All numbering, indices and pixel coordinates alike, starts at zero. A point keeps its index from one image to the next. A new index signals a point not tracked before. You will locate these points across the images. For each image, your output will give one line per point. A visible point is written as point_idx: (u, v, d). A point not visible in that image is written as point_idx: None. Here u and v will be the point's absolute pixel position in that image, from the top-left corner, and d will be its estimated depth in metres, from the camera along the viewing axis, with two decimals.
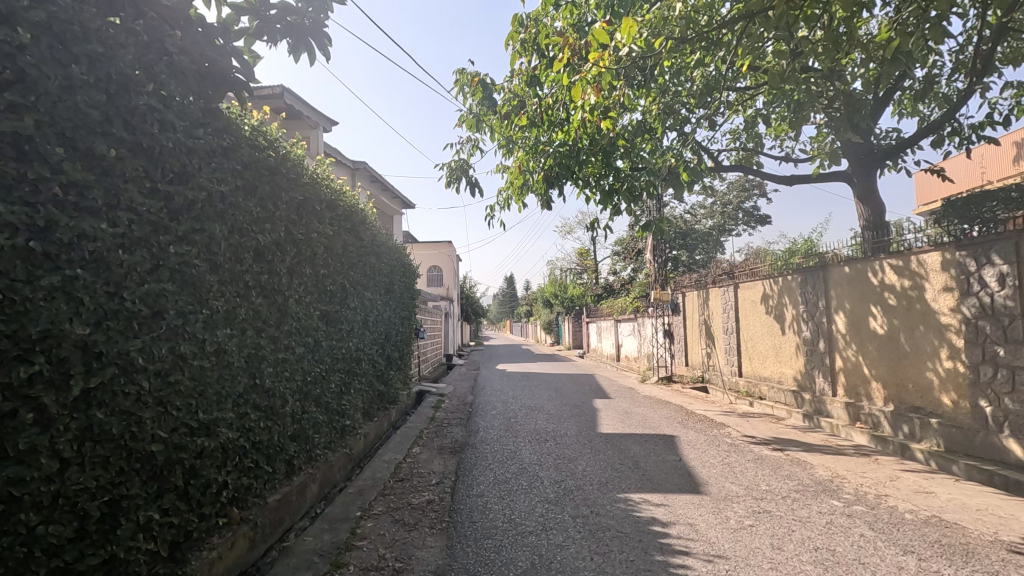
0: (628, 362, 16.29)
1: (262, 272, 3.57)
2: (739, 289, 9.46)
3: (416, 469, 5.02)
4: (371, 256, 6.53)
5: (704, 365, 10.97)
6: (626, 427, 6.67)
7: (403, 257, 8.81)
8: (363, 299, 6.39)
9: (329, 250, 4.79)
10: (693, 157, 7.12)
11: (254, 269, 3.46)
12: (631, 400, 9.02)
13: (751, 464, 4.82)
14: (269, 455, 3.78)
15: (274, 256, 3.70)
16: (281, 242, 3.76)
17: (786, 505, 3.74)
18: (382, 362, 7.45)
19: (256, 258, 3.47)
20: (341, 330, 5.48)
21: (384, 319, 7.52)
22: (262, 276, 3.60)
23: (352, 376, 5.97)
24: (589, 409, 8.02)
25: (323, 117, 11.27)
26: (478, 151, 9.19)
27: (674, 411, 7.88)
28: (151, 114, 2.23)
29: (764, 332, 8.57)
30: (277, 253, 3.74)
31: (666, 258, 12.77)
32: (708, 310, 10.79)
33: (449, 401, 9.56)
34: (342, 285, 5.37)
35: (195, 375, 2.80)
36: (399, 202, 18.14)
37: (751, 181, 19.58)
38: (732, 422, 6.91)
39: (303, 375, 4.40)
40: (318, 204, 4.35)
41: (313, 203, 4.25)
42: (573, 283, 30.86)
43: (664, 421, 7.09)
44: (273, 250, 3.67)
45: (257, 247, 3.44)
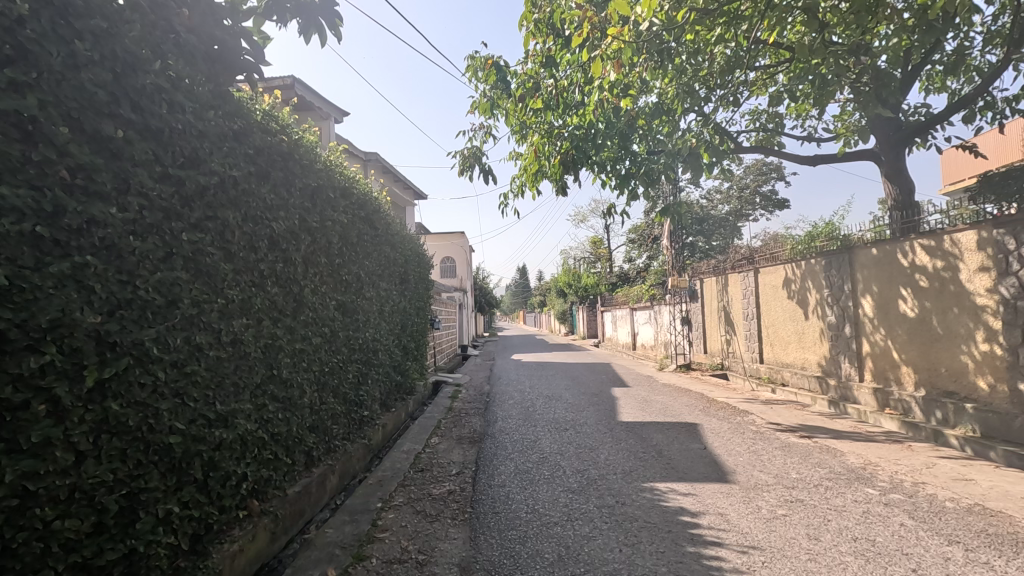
0: (645, 350, 16.14)
1: (277, 261, 3.50)
2: (760, 274, 9.26)
3: (436, 459, 4.96)
4: (386, 245, 6.46)
5: (723, 352, 10.80)
6: (647, 415, 6.56)
7: (417, 247, 8.74)
8: (379, 289, 6.33)
9: (344, 238, 4.73)
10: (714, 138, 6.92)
11: (269, 258, 3.39)
12: (650, 389, 8.90)
13: (779, 452, 4.69)
14: (288, 447, 3.73)
15: (289, 244, 3.64)
16: (296, 231, 3.70)
17: (819, 493, 3.62)
18: (399, 352, 7.41)
19: (270, 246, 3.41)
20: (357, 320, 5.44)
21: (399, 310, 7.46)
22: (278, 265, 3.53)
23: (369, 366, 5.93)
24: (608, 397, 7.92)
25: (334, 108, 11.19)
26: (491, 138, 9.08)
27: (695, 398, 7.75)
28: (159, 95, 2.14)
29: (786, 317, 8.38)
30: (292, 241, 3.67)
31: (682, 245, 12.56)
32: (727, 296, 10.59)
33: (466, 391, 9.52)
34: (357, 274, 5.31)
35: (211, 366, 2.75)
36: (412, 192, 18.10)
37: (770, 165, 19.15)
38: (756, 410, 6.76)
39: (321, 366, 4.35)
40: (332, 192, 4.28)
41: (327, 190, 4.18)
42: (587, 272, 30.67)
43: (685, 408, 6.97)
44: (288, 238, 3.61)
45: (271, 235, 3.37)
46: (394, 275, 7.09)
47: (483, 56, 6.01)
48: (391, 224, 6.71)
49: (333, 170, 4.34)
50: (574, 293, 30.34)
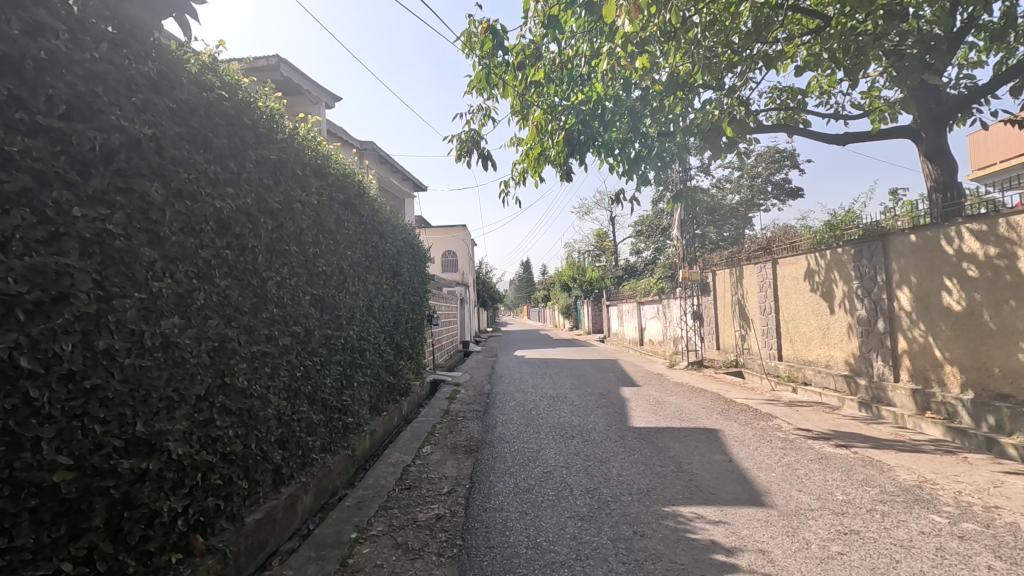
0: (653, 346, 15.54)
1: (226, 247, 2.93)
2: (778, 265, 8.65)
3: (425, 474, 4.40)
4: (373, 234, 5.87)
5: (737, 348, 10.21)
6: (661, 419, 5.98)
7: (411, 237, 8.16)
8: (366, 283, 5.76)
9: (318, 225, 4.15)
10: (740, 109, 6.26)
11: (216, 243, 2.83)
12: (661, 388, 8.30)
13: (816, 465, 4.11)
14: (247, 467, 3.18)
15: (243, 229, 3.06)
16: (252, 212, 3.12)
17: (875, 522, 3.04)
18: (390, 351, 6.84)
19: (217, 229, 2.84)
20: (339, 315, 4.87)
21: (390, 304, 6.90)
22: (228, 252, 2.96)
23: (355, 366, 5.37)
24: (616, 399, 7.34)
25: (325, 92, 10.62)
26: (490, 122, 8.48)
27: (710, 399, 7.16)
28: (10, 10, 1.64)
29: (808, 312, 7.78)
30: (247, 224, 3.10)
31: (693, 236, 11.92)
32: (742, 289, 9.97)
33: (464, 391, 8.96)
34: (337, 265, 4.74)
35: (130, 377, 2.19)
36: (410, 183, 17.56)
37: (783, 152, 18.43)
38: (779, 412, 6.18)
39: (292, 369, 3.80)
40: (300, 169, 3.70)
41: (293, 167, 3.59)
42: (591, 266, 30.05)
43: (702, 411, 6.38)
44: (241, 222, 3.04)
45: (217, 215, 2.80)
46: (384, 269, 6.52)
47: (479, 20, 5.39)
48: (379, 213, 6.13)
49: (301, 144, 3.75)
50: (578, 287, 29.74)
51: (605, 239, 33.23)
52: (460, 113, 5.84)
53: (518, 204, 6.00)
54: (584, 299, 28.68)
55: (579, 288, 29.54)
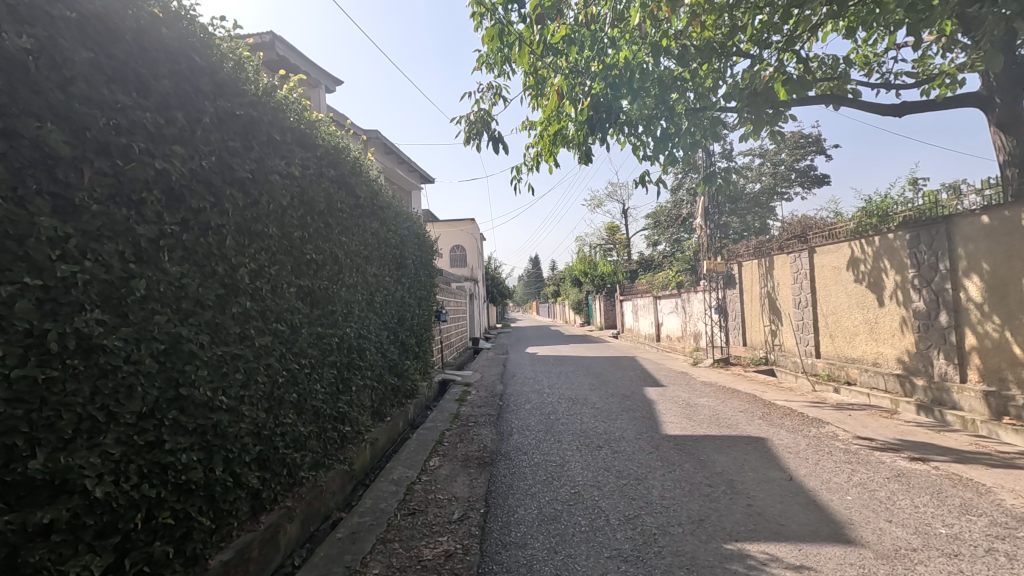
0: (672, 342, 14.87)
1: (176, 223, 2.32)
2: (815, 255, 7.96)
3: (432, 494, 3.79)
4: (372, 221, 5.26)
5: (767, 345, 9.52)
6: (696, 426, 5.33)
7: (417, 227, 7.54)
8: (365, 274, 5.16)
9: (304, 204, 3.54)
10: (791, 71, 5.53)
11: (158, 216, 2.21)
12: (689, 388, 7.65)
13: (897, 487, 3.44)
14: (212, 498, 2.59)
15: (199, 202, 2.44)
16: (211, 183, 2.52)
17: (1002, 569, 2.37)
18: (394, 350, 6.24)
19: (159, 199, 2.22)
20: (333, 311, 4.26)
21: (394, 298, 6.30)
22: (180, 232, 2.36)
23: (353, 369, 4.77)
24: (642, 401, 6.70)
25: (325, 75, 10.08)
26: (501, 101, 7.84)
27: (746, 401, 6.51)
28: None
29: (852, 304, 7.09)
30: (206, 199, 2.49)
31: (718, 225, 11.21)
32: (773, 281, 9.27)
33: (475, 392, 8.36)
34: (329, 253, 4.13)
35: (23, 396, 1.65)
36: (418, 174, 16.99)
37: (807, 137, 17.60)
38: (829, 416, 5.52)
39: (273, 374, 3.20)
40: (277, 135, 3.09)
41: (268, 132, 2.98)
42: (604, 260, 29.33)
43: (740, 416, 5.72)
44: (196, 193, 2.42)
45: (165, 182, 2.20)
46: (386, 260, 5.90)
47: None
48: (380, 197, 5.53)
49: (280, 105, 3.14)
50: (590, 281, 29.07)
51: (618, 232, 32.48)
52: (472, 91, 5.78)
53: (530, 192, 5.95)
54: (596, 294, 28.00)
55: (591, 282, 28.83)
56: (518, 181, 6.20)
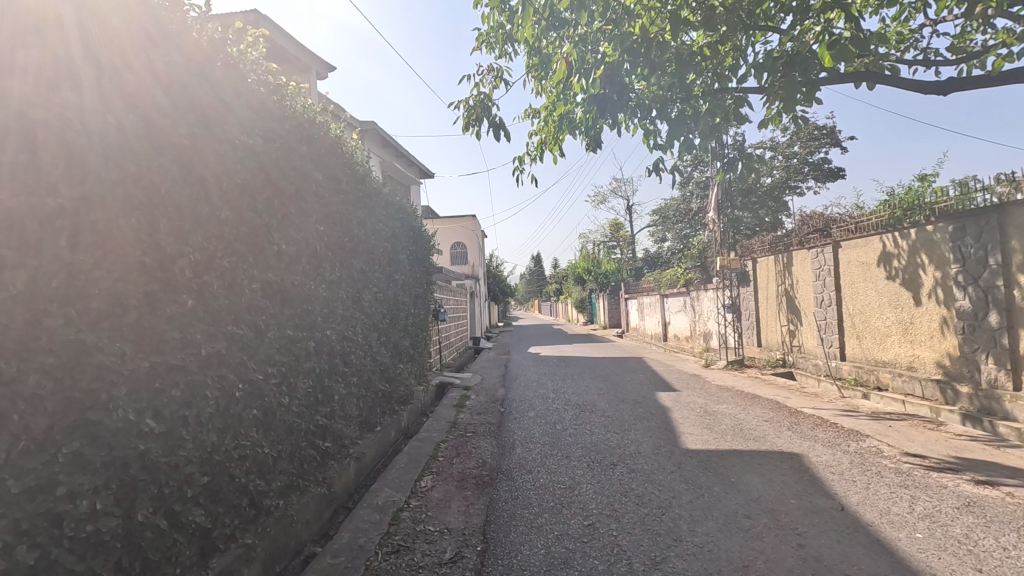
0: (681, 342, 14.32)
1: (69, 195, 1.80)
2: (840, 250, 7.39)
3: (421, 525, 3.25)
4: (358, 210, 4.71)
5: (785, 345, 8.96)
6: (719, 438, 4.78)
7: (412, 220, 7.01)
8: (350, 270, 4.61)
9: (268, 185, 3.02)
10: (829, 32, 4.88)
11: (43, 187, 1.73)
12: (704, 393, 7.10)
13: (973, 521, 2.88)
14: (137, 547, 2.07)
15: (102, 172, 1.92)
16: (118, 145, 1.99)
17: None
18: (385, 353, 5.70)
19: (45, 164, 1.74)
20: (308, 311, 3.73)
21: (385, 296, 5.75)
22: (102, 215, 1.91)
23: (336, 376, 4.24)
24: (656, 409, 6.15)
25: (316, 60, 9.54)
26: (503, 84, 7.28)
27: (769, 409, 5.96)
28: None
29: (885, 303, 6.53)
30: (115, 168, 1.97)
31: (731, 219, 10.63)
32: (791, 279, 8.70)
33: (475, 396, 7.83)
34: (302, 245, 3.60)
35: None
36: (417, 168, 16.46)
37: (822, 129, 16.97)
38: (866, 427, 4.97)
39: (228, 388, 2.68)
40: (218, 97, 2.60)
41: (199, 91, 2.47)
42: (607, 258, 28.80)
43: (766, 427, 5.17)
44: (92, 156, 1.89)
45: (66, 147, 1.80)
46: (376, 255, 5.36)
47: None
48: (368, 184, 4.99)
49: (218, 61, 2.64)
50: (593, 279, 28.50)
51: (622, 229, 31.90)
52: (468, 75, 5.41)
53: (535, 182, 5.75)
54: (599, 292, 27.44)
55: (594, 280, 28.26)
56: (518, 175, 5.84)
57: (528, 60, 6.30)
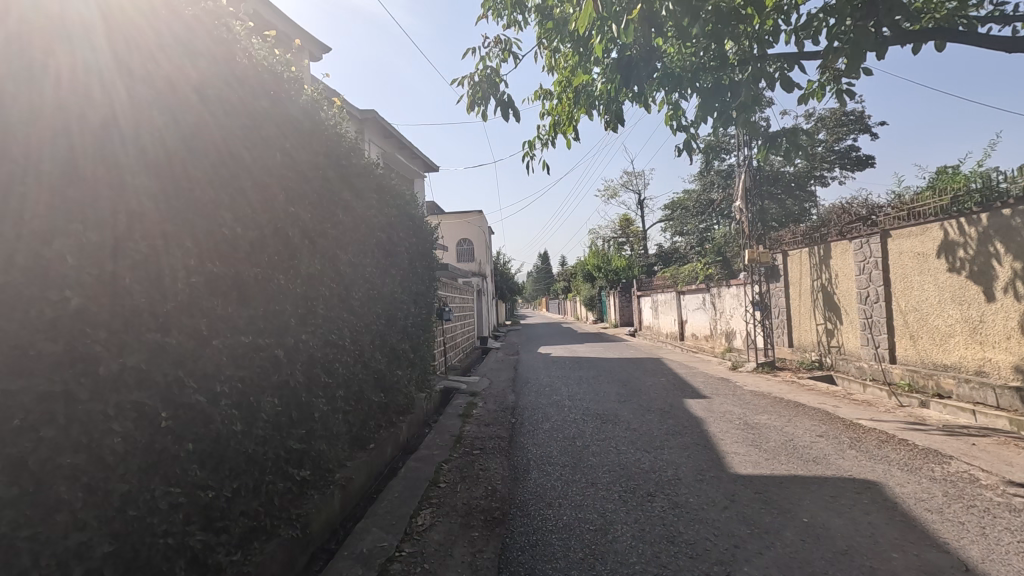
0: (700, 341, 13.54)
1: (104, 190, 1.84)
2: (889, 240, 6.62)
3: None
4: (344, 192, 4.01)
5: (822, 346, 8.17)
6: (771, 459, 4.05)
7: (412, 209, 6.30)
8: (334, 264, 3.92)
9: (283, 171, 3.05)
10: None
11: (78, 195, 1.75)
12: (738, 401, 6.35)
13: None
14: None
15: (135, 165, 1.96)
16: (150, 137, 2.06)
17: None
18: (381, 359, 5.02)
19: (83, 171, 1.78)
20: (276, 311, 3.03)
21: (380, 294, 5.06)
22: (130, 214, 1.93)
23: (315, 388, 3.55)
24: (688, 420, 5.41)
25: (312, 41, 8.88)
26: (511, 58, 6.55)
27: (819, 420, 5.21)
28: None
29: (945, 299, 5.78)
30: (149, 158, 2.04)
31: (759, 209, 9.84)
32: (829, 273, 7.93)
33: (483, 403, 7.12)
34: (266, 230, 2.90)
35: None
36: (422, 161, 15.76)
37: (849, 114, 16.17)
38: (943, 445, 4.21)
39: (150, 416, 1.99)
40: (237, 90, 2.66)
41: (220, 88, 2.53)
42: (619, 254, 28.02)
43: (823, 444, 4.42)
44: (125, 153, 1.93)
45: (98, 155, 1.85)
46: (368, 246, 4.66)
47: None
48: (357, 163, 4.29)
49: (234, 52, 2.67)
50: (603, 276, 27.76)
51: (632, 225, 31.11)
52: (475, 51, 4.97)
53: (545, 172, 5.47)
54: (610, 289, 26.71)
55: (605, 277, 27.50)
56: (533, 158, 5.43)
57: (542, 25, 5.58)
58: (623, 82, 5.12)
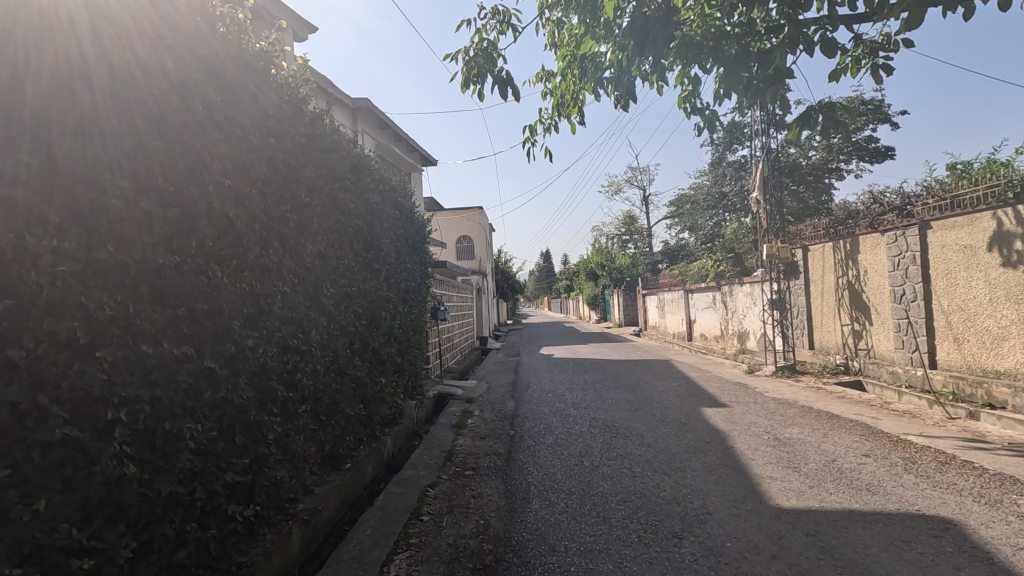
0: (710, 342, 12.88)
1: (79, 194, 1.75)
2: (928, 233, 6.00)
3: None
4: (310, 170, 3.39)
5: (848, 349, 7.52)
6: (814, 485, 3.43)
7: (400, 197, 5.68)
8: (297, 256, 3.31)
9: (253, 140, 2.73)
10: None
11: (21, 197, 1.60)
12: (762, 410, 5.71)
13: None
14: None
15: (114, 167, 1.88)
16: (131, 137, 1.96)
17: None
18: (361, 366, 4.42)
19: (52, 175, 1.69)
20: (210, 312, 2.42)
21: (361, 292, 4.47)
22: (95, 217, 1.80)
23: (269, 405, 2.94)
24: (710, 434, 4.78)
25: (297, 20, 8.26)
26: (510, 31, 5.92)
27: (860, 435, 4.57)
28: None
29: (997, 297, 5.14)
30: (128, 159, 1.94)
31: (778, 202, 9.16)
32: (857, 269, 7.28)
33: (479, 412, 6.50)
34: (200, 209, 2.34)
35: None
36: (419, 153, 15.15)
37: (868, 104, 15.50)
38: (1019, 469, 3.56)
39: None
40: (225, 89, 2.54)
41: (207, 86, 2.42)
42: (623, 252, 27.37)
43: (873, 466, 3.79)
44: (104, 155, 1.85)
45: (74, 158, 1.76)
46: (343, 236, 4.05)
47: None
48: (329, 138, 3.68)
49: (224, 51, 2.57)
50: (607, 274, 27.10)
51: (637, 221, 30.43)
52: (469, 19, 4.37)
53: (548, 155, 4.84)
54: (614, 287, 26.05)
55: (609, 275, 26.83)
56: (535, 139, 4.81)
57: None
58: (636, 51, 4.48)
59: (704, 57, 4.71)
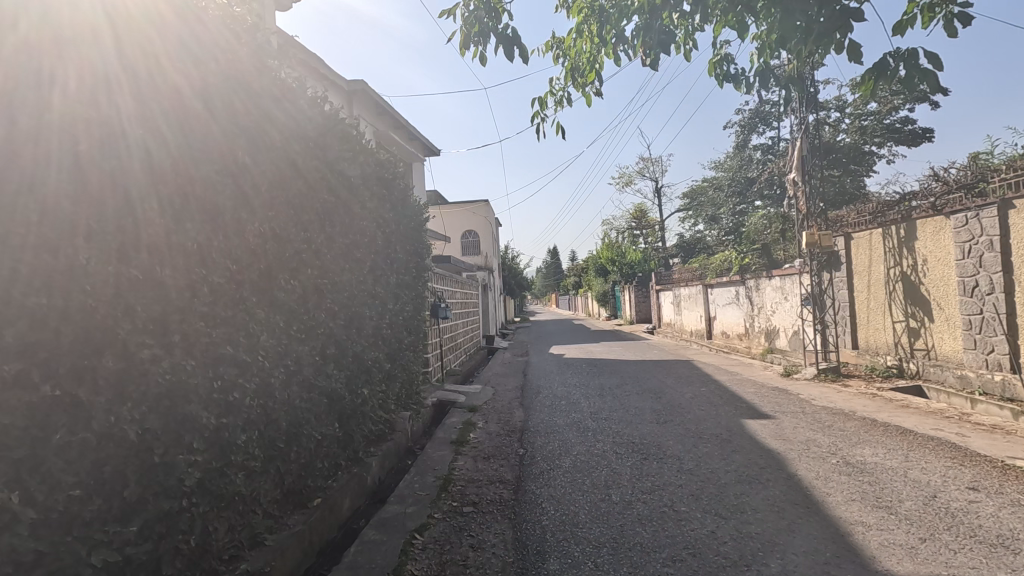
0: (733, 340, 11.95)
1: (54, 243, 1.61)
2: (1009, 214, 5.08)
3: None
4: (248, 120, 2.56)
5: (902, 349, 6.63)
6: (920, 535, 2.59)
7: (388, 177, 4.86)
8: (235, 238, 2.49)
9: (162, 76, 2.09)
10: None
11: None
12: (816, 423, 4.85)
13: None
14: None
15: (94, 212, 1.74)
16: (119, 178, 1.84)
17: None
18: (338, 378, 3.61)
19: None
20: (65, 311, 1.62)
21: (337, 288, 3.67)
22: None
23: (190, 439, 2.14)
24: (762, 457, 3.93)
25: None
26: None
27: (952, 458, 3.70)
28: None
29: None
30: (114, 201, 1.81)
31: (816, 185, 8.22)
32: (913, 258, 6.38)
33: (483, 424, 5.68)
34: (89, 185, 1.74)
35: None
36: (421, 142, 14.30)
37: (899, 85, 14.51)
38: None
39: None
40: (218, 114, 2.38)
41: (200, 113, 2.27)
42: (634, 247, 26.44)
43: (992, 505, 2.91)
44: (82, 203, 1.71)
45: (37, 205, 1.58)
46: (308, 214, 3.22)
47: None
48: (280, 86, 2.86)
49: (216, 73, 2.41)
50: (618, 269, 26.17)
51: (648, 215, 29.46)
52: None
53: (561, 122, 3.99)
54: (625, 283, 25.14)
55: (620, 271, 25.92)
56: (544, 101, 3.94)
57: None
58: None
59: (743, 5, 3.62)
